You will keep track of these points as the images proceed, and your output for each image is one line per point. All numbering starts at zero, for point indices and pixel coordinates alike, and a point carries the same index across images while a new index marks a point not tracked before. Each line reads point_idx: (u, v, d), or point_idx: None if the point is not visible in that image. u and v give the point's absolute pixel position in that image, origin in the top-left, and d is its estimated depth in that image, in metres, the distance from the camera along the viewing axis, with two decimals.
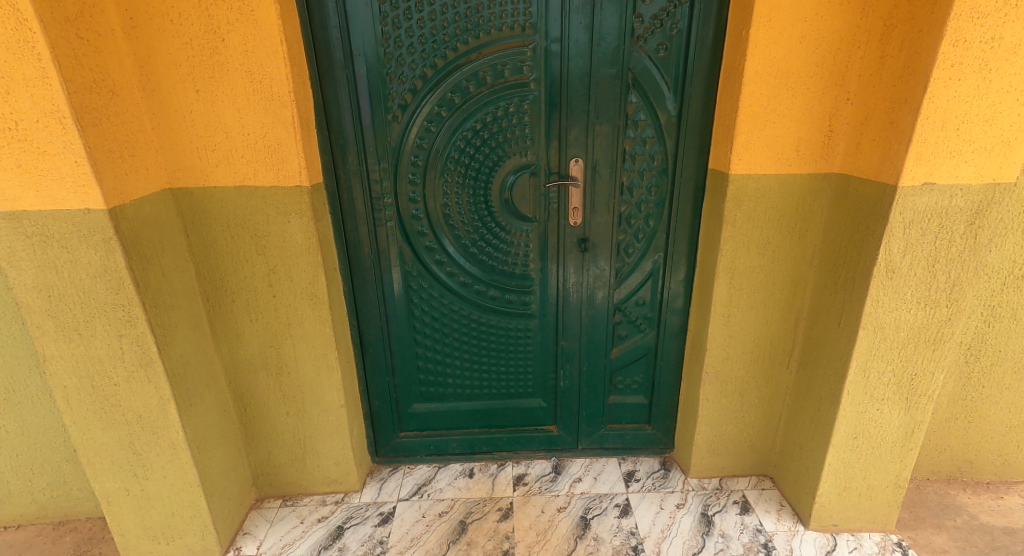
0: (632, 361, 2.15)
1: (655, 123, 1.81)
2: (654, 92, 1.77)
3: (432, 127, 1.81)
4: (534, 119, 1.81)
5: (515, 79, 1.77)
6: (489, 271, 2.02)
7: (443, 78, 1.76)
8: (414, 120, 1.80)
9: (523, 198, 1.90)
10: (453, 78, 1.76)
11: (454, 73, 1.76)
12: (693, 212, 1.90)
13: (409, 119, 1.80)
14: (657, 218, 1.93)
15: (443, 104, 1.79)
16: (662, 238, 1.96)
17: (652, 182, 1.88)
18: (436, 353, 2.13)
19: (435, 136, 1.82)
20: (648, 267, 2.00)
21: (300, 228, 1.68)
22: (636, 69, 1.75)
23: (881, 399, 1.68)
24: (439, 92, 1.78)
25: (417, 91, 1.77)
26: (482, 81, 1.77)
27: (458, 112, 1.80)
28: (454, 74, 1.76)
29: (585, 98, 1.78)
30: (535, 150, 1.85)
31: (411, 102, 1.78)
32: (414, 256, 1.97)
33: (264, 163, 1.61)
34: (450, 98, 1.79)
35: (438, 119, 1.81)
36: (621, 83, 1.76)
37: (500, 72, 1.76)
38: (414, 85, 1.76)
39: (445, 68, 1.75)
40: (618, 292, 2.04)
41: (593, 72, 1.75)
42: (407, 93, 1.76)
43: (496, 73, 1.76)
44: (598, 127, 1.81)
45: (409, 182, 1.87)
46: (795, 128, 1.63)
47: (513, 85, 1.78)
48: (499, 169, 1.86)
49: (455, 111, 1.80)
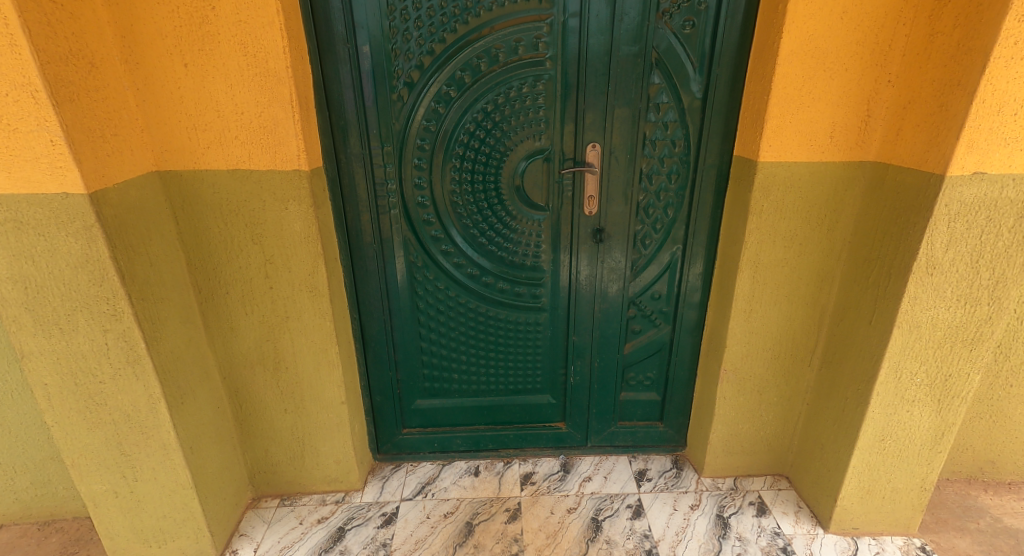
0: (645, 357, 2.09)
1: (677, 106, 1.69)
2: (678, 73, 1.66)
3: (440, 108, 1.69)
4: (549, 101, 1.70)
5: (528, 57, 1.65)
6: (498, 262, 1.92)
7: (451, 54, 1.64)
8: (421, 100, 1.67)
9: (535, 186, 1.80)
10: (461, 54, 1.64)
11: (462, 49, 1.63)
12: (714, 202, 1.81)
13: (416, 100, 1.67)
14: (676, 208, 1.83)
15: (452, 82, 1.67)
16: (681, 229, 1.87)
17: (672, 169, 1.78)
18: (441, 347, 2.06)
19: (443, 117, 1.70)
20: (665, 259, 1.92)
21: (298, 215, 1.58)
22: (658, 47, 1.63)
23: (912, 400, 1.59)
24: (446, 71, 1.65)
25: (424, 69, 1.65)
26: (494, 58, 1.65)
27: (467, 93, 1.68)
28: (463, 50, 1.64)
29: (605, 79, 1.66)
30: (550, 135, 1.73)
31: (418, 82, 1.66)
32: (419, 246, 1.86)
33: (259, 146, 1.49)
34: (459, 76, 1.66)
35: (446, 100, 1.69)
36: (643, 62, 1.64)
37: (512, 49, 1.64)
38: (422, 63, 1.64)
39: (454, 44, 1.63)
40: (633, 286, 1.97)
41: (613, 50, 1.63)
42: (413, 71, 1.64)
43: (507, 49, 1.64)
44: (617, 111, 1.70)
45: (415, 167, 1.75)
46: (831, 112, 1.52)
47: (527, 64, 1.66)
48: (511, 155, 1.76)
49: (464, 91, 1.68)
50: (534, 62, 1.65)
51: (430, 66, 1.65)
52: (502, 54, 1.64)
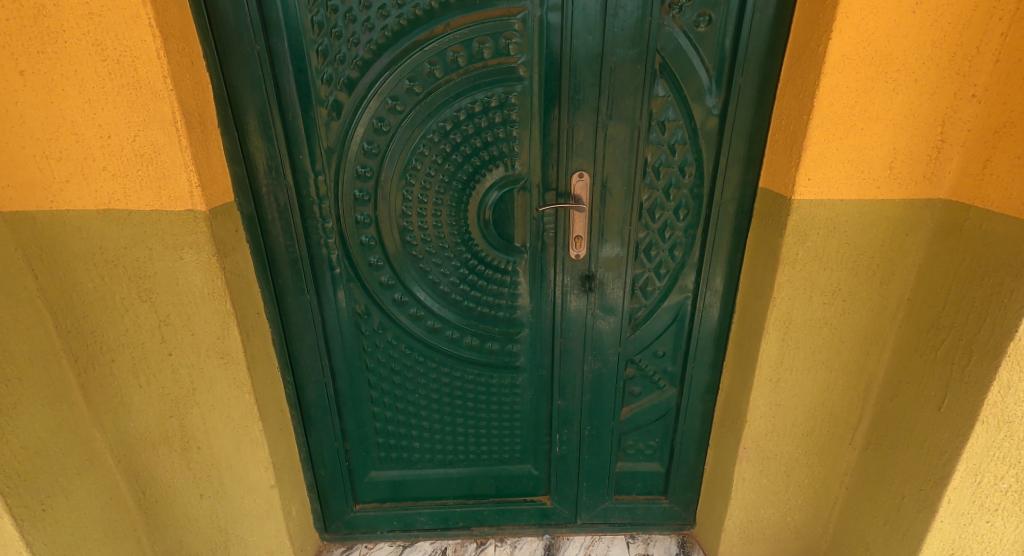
0: (646, 422, 1.73)
1: (687, 124, 1.33)
2: (689, 83, 1.29)
3: (384, 127, 1.32)
4: (524, 118, 1.33)
5: (494, 63, 1.29)
6: (465, 313, 1.57)
7: (395, 58, 1.27)
8: (360, 117, 1.31)
9: (508, 223, 1.44)
10: (409, 59, 1.27)
11: (410, 52, 1.27)
12: (733, 243, 1.45)
13: (352, 116, 1.30)
14: (684, 250, 1.48)
15: (398, 94, 1.30)
16: (690, 275, 1.51)
17: (680, 203, 1.42)
18: (398, 411, 1.70)
19: (389, 139, 1.34)
20: (670, 310, 1.57)
21: (197, 266, 1.22)
22: (662, 50, 1.27)
23: (993, 509, 1.23)
24: (391, 79, 1.28)
25: (360, 77, 1.27)
26: (453, 64, 1.29)
27: (418, 108, 1.32)
28: (411, 53, 1.27)
29: (595, 91, 1.30)
30: (526, 160, 1.37)
31: (354, 93, 1.29)
32: (365, 295, 1.51)
33: (137, 179, 1.13)
34: (407, 86, 1.29)
35: (391, 117, 1.32)
36: (643, 70, 1.28)
37: (473, 52, 1.28)
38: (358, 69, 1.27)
39: (399, 45, 1.26)
40: (631, 341, 1.61)
41: (605, 55, 1.27)
42: (348, 79, 1.27)
43: (468, 53, 1.28)
44: (611, 131, 1.34)
45: (356, 201, 1.39)
46: (891, 137, 1.16)
47: (495, 71, 1.29)
48: (477, 185, 1.40)
49: (415, 105, 1.31)
50: (503, 69, 1.29)
51: (369, 73, 1.27)
52: (462, 59, 1.28)
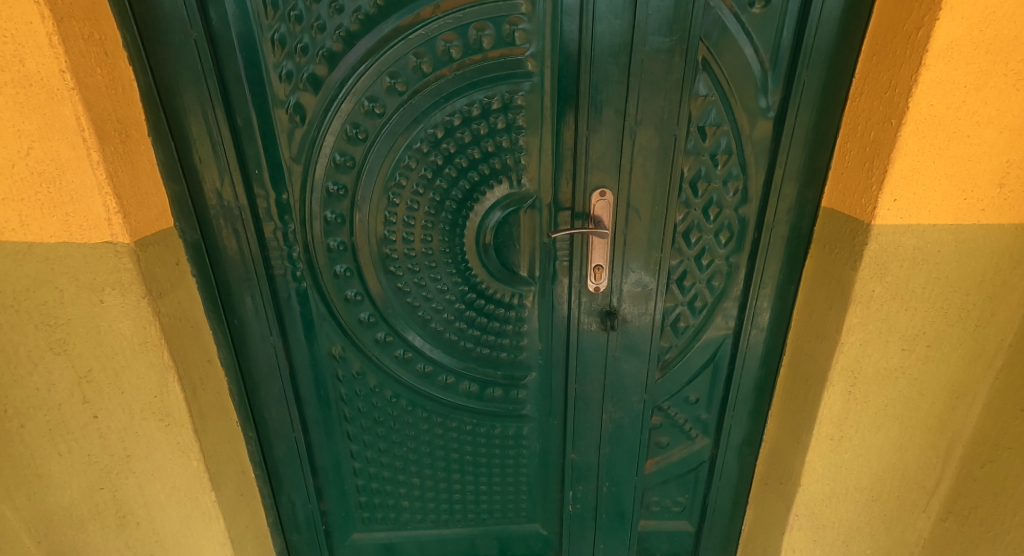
0: (674, 477, 1.48)
1: (734, 131, 1.08)
2: (738, 80, 1.04)
3: (360, 135, 1.07)
4: (533, 123, 1.08)
5: (496, 55, 1.03)
6: (461, 355, 1.32)
7: (371, 50, 1.01)
8: (329, 123, 1.05)
9: (513, 249, 1.20)
10: (389, 50, 1.02)
11: (390, 42, 1.01)
12: (783, 272, 1.20)
13: (318, 122, 1.05)
14: (724, 280, 1.24)
15: (376, 95, 1.04)
16: (730, 310, 1.27)
17: (721, 225, 1.17)
18: (384, 467, 1.45)
19: (366, 150, 1.08)
20: (705, 350, 1.32)
21: (123, 311, 0.97)
22: (707, 39, 1.01)
23: None
24: (366, 76, 1.03)
25: (328, 73, 1.02)
26: (444, 57, 1.03)
27: (402, 112, 1.06)
28: (392, 43, 1.01)
29: (622, 89, 1.05)
30: (535, 174, 1.13)
31: (320, 93, 1.03)
32: (342, 334, 1.26)
33: (37, 203, 0.88)
34: (387, 84, 1.04)
35: (368, 123, 1.06)
36: (682, 63, 1.03)
37: (470, 42, 1.02)
38: (325, 63, 1.01)
39: (376, 34, 1.00)
40: (658, 385, 1.37)
41: (634, 45, 1.01)
42: (312, 75, 1.01)
43: (463, 42, 1.02)
44: (639, 139, 1.09)
45: (328, 225, 1.14)
46: (1002, 147, 0.91)
47: (497, 66, 1.04)
48: (476, 205, 1.15)
49: (397, 109, 1.06)
50: (506, 63, 1.04)
51: (338, 68, 1.02)
52: (455, 50, 1.03)
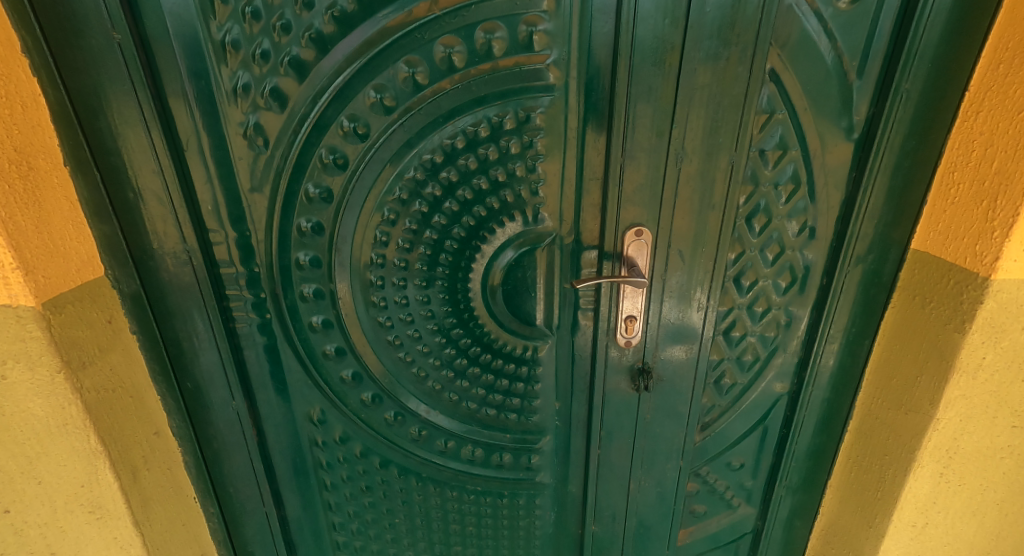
0: (712, 550, 1.27)
1: (804, 156, 0.87)
2: (813, 94, 0.83)
3: (340, 162, 0.86)
4: (554, 147, 0.87)
5: (509, 63, 0.82)
6: (463, 417, 1.11)
7: (349, 57, 0.79)
8: (300, 148, 0.84)
9: (527, 297, 0.99)
10: (374, 57, 0.80)
11: (375, 47, 0.79)
12: (855, 325, 0.99)
13: (287, 146, 0.84)
14: (780, 331, 1.04)
15: (358, 113, 0.83)
16: (785, 365, 1.07)
17: (781, 268, 0.97)
18: (373, 541, 1.24)
19: (347, 179, 0.87)
20: (754, 410, 1.12)
21: (33, 389, 0.76)
22: (778, 43, 0.80)
23: None
24: (345, 89, 0.81)
25: (297, 85, 0.80)
26: (442, 66, 0.81)
27: (391, 133, 0.85)
28: (377, 49, 0.79)
29: (668, 105, 0.84)
30: (556, 207, 0.92)
31: (288, 111, 0.81)
32: (321, 395, 1.06)
33: None
34: (371, 99, 0.82)
35: (350, 146, 0.85)
36: (744, 73, 0.81)
37: (476, 47, 0.80)
38: (292, 74, 0.79)
39: (355, 36, 0.78)
40: (697, 449, 1.16)
41: (686, 51, 0.80)
42: (278, 89, 0.80)
43: (467, 47, 0.80)
44: (686, 167, 0.88)
45: (301, 269, 0.93)
46: None
47: (510, 76, 0.83)
48: (483, 246, 0.94)
49: (385, 130, 0.85)
50: (523, 73, 0.82)
51: (310, 80, 0.80)
52: (458, 57, 0.81)
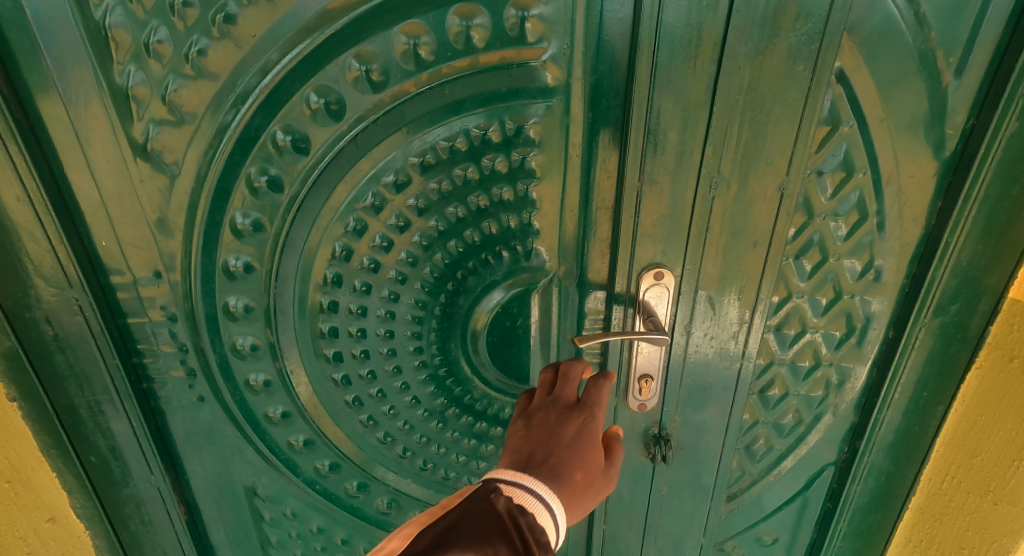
0: None
1: (874, 179, 0.68)
2: (892, 101, 0.63)
3: (274, 187, 0.66)
4: (551, 167, 0.68)
5: (492, 60, 0.62)
6: (441, 487, 0.92)
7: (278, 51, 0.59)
8: (219, 169, 0.64)
9: (519, 348, 0.80)
10: (311, 50, 0.59)
11: (313, 36, 0.59)
12: (926, 387, 0.80)
13: (203, 166, 0.63)
14: (829, 389, 0.85)
15: (293, 124, 0.63)
16: (833, 428, 0.88)
17: (835, 315, 0.78)
18: None
19: (284, 208, 0.68)
20: (792, 478, 0.93)
21: None
22: (851, 33, 0.59)
23: None
24: (275, 93, 0.61)
25: (208, 87, 0.60)
26: (403, 62, 0.61)
27: (340, 149, 0.65)
28: (315, 39, 0.59)
29: (702, 116, 0.64)
30: (555, 241, 0.72)
31: (199, 121, 0.61)
32: (265, 465, 0.86)
33: None
34: (312, 105, 0.62)
35: (286, 166, 0.65)
36: (803, 73, 0.61)
37: (449, 38, 0.60)
38: (200, 72, 0.59)
39: (282, 21, 0.58)
40: (722, 523, 0.97)
41: (728, 44, 0.60)
42: (182, 92, 0.60)
43: (437, 37, 0.60)
44: (723, 195, 0.68)
45: (230, 320, 0.73)
46: None
47: (494, 76, 0.63)
48: (465, 288, 0.76)
49: (331, 145, 0.65)
50: (510, 72, 0.62)
51: (225, 80, 0.60)
52: (425, 50, 0.60)
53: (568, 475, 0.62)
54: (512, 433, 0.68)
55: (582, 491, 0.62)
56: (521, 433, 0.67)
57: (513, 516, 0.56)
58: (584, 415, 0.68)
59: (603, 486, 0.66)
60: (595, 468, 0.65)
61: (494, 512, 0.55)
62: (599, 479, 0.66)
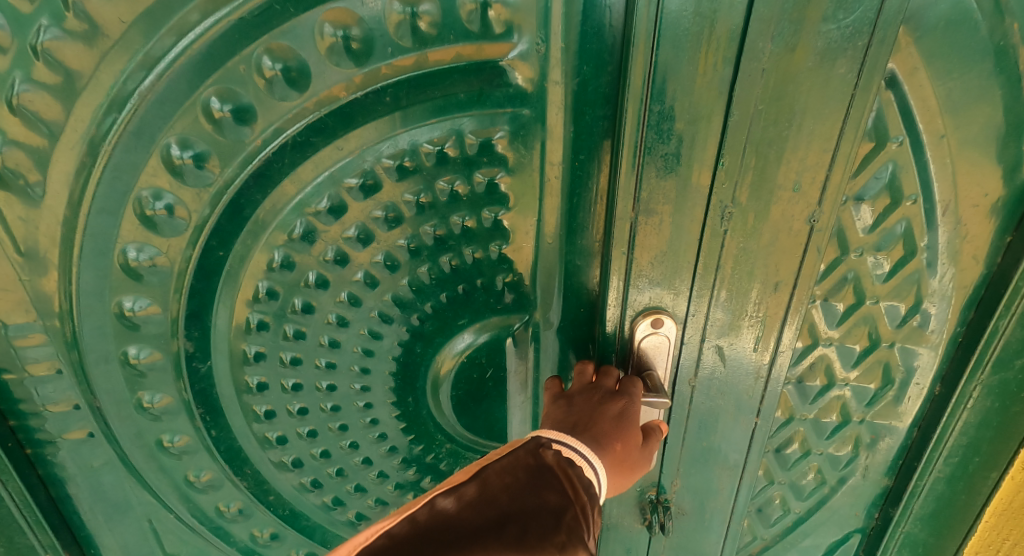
0: None
1: (927, 206, 0.55)
2: (960, 113, 0.50)
3: (174, 217, 0.52)
4: (524, 192, 0.54)
5: (444, 58, 0.48)
6: None
7: (165, 42, 0.45)
8: (98, 195, 0.50)
9: (488, 402, 0.67)
10: (206, 44, 0.45)
11: (207, 24, 0.45)
12: (977, 450, 0.68)
13: (78, 189, 0.50)
14: (861, 448, 0.72)
15: (191, 137, 0.49)
16: (863, 491, 0.75)
17: (870, 366, 0.65)
18: None
19: (189, 243, 0.54)
20: (812, 543, 0.80)
21: None
22: (910, 25, 0.46)
23: None
24: (162, 98, 0.47)
25: (74, 91, 0.46)
26: (326, 59, 0.47)
27: (256, 168, 0.51)
28: (211, 28, 0.45)
29: (713, 131, 0.49)
30: (531, 279, 0.59)
31: (67, 134, 0.48)
32: (191, 533, 0.74)
33: None
34: (214, 113, 0.48)
35: (187, 190, 0.51)
36: (851, 77, 0.46)
37: (388, 28, 0.46)
38: (60, 70, 0.45)
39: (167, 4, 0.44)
40: None
41: (748, 39, 0.45)
42: (42, 96, 0.46)
43: (371, 27, 0.46)
44: (739, 228, 0.54)
45: (129, 376, 0.60)
46: None
47: (447, 77, 0.49)
48: (424, 333, 0.63)
49: (242, 164, 0.51)
50: (469, 73, 0.49)
51: (95, 81, 0.46)
52: (356, 45, 0.46)
53: (609, 444, 0.51)
54: (548, 411, 0.55)
55: (624, 463, 0.52)
56: (559, 408, 0.55)
57: (562, 470, 0.48)
58: (627, 397, 0.56)
59: (641, 460, 0.55)
60: (635, 440, 0.54)
61: (542, 465, 0.47)
62: (641, 458, 0.54)
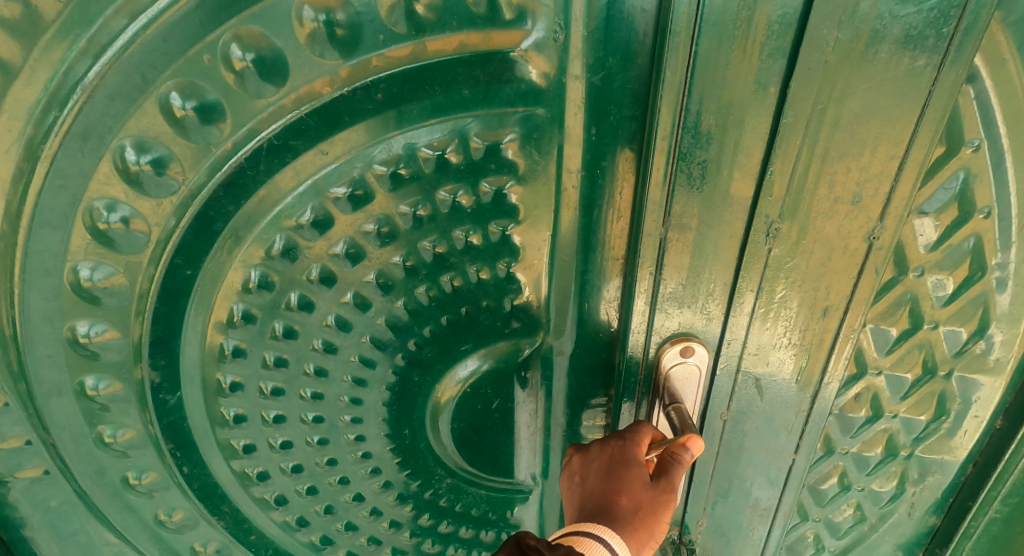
0: None
1: (1001, 220, 0.48)
2: None
3: (130, 231, 0.45)
4: (535, 201, 0.47)
5: (445, 48, 0.40)
6: None
7: (111, 28, 0.38)
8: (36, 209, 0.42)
9: (494, 435, 0.60)
10: (162, 29, 0.38)
11: (160, 5, 0.37)
12: None
13: (14, 202, 0.42)
14: (906, 484, 0.65)
15: (147, 140, 0.41)
16: (904, 527, 0.68)
17: (923, 397, 0.58)
18: None
19: (151, 261, 0.46)
20: None
21: None
22: (1002, 9, 0.38)
23: None
24: (112, 94, 0.40)
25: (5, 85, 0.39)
26: (305, 49, 0.39)
27: (228, 175, 0.44)
28: (165, 11, 0.37)
29: (760, 134, 0.42)
30: (543, 301, 0.52)
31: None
32: None
33: None
34: (176, 112, 0.41)
35: (147, 201, 0.44)
36: (929, 70, 0.38)
37: (380, 11, 0.38)
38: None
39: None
40: None
41: (810, 25, 0.37)
42: None
43: (359, 11, 0.38)
44: (787, 246, 0.46)
45: (83, 412, 0.52)
46: None
47: (447, 70, 0.41)
48: (423, 360, 0.55)
49: (211, 170, 0.44)
50: (475, 65, 0.41)
51: (32, 74, 0.39)
52: (341, 32, 0.39)
53: (616, 514, 0.44)
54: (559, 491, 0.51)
55: (623, 518, 0.44)
56: (566, 487, 0.50)
57: (521, 544, 0.40)
58: (620, 443, 0.49)
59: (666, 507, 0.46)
60: (643, 485, 0.46)
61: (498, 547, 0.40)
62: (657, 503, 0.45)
